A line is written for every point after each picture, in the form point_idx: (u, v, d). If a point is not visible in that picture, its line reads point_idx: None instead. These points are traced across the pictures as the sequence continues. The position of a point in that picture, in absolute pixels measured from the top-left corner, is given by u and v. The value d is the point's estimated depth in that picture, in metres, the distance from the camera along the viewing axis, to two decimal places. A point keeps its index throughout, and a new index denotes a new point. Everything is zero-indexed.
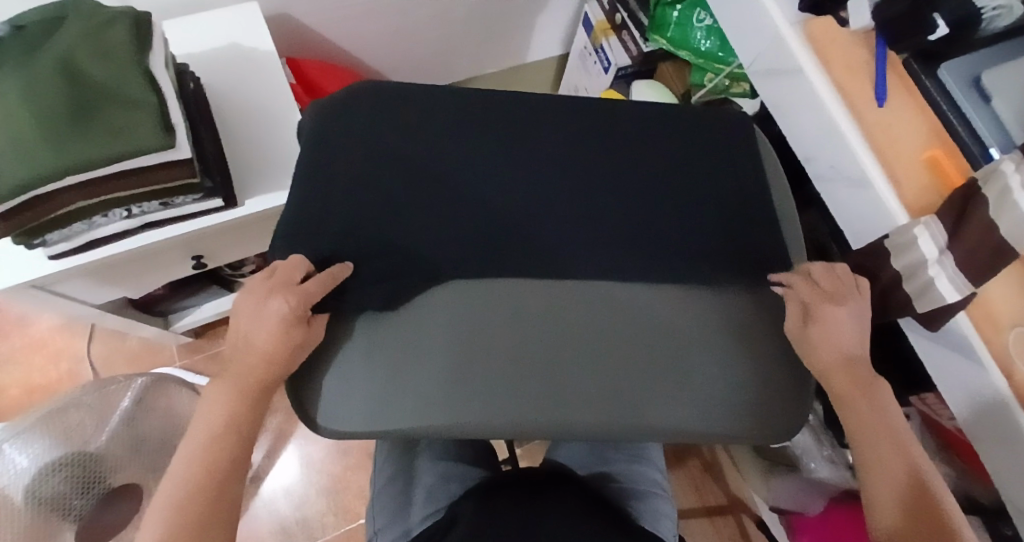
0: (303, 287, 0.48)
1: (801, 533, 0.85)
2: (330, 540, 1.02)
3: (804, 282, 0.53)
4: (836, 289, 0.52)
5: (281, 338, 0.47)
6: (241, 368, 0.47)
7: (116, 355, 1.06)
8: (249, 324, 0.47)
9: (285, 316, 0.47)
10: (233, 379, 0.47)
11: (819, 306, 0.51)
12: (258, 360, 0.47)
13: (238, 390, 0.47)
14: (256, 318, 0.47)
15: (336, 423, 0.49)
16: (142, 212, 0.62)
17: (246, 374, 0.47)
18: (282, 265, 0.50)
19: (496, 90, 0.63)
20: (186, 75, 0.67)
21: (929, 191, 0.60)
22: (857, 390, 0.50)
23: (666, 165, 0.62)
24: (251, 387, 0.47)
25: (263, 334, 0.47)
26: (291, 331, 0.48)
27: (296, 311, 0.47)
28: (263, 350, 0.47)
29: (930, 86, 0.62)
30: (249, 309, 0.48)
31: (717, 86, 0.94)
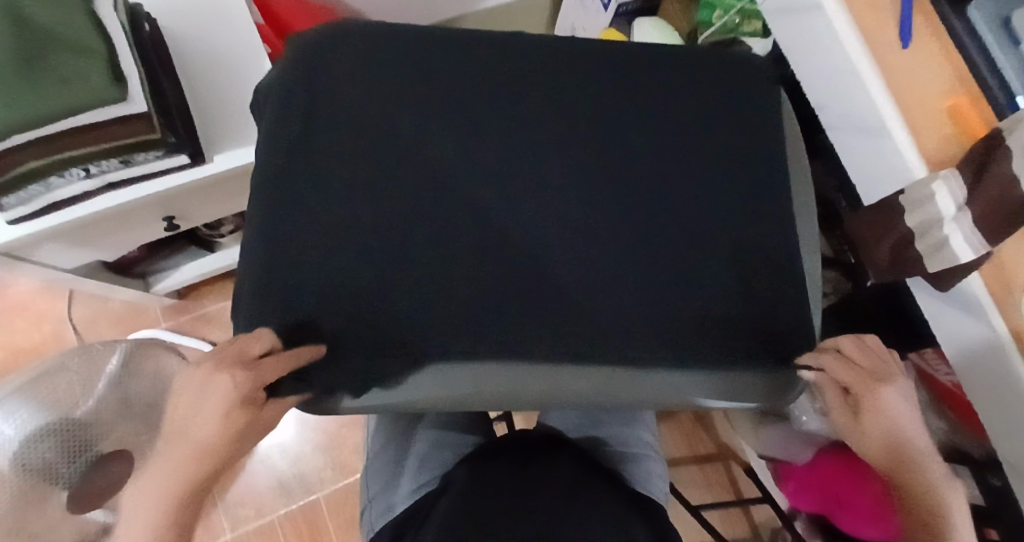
0: (258, 366, 0.43)
1: (788, 478, 0.86)
2: (328, 494, 1.03)
3: (836, 361, 0.48)
4: (877, 367, 0.47)
5: (231, 432, 0.42)
6: (175, 471, 0.41)
7: (100, 316, 1.03)
8: (194, 412, 0.42)
9: (236, 407, 0.42)
10: (162, 484, 0.41)
11: (864, 391, 0.46)
12: (199, 459, 0.42)
13: (174, 482, 0.41)
14: (208, 410, 0.41)
15: (355, 397, 0.48)
16: (102, 170, 0.57)
17: (182, 476, 0.41)
18: (242, 338, 0.45)
19: (487, 42, 0.58)
20: (141, 18, 0.61)
21: (949, 141, 0.56)
22: (906, 468, 0.45)
23: (666, 122, 0.58)
24: (185, 494, 0.42)
25: (211, 428, 0.41)
26: (236, 417, 0.42)
27: (248, 398, 0.42)
28: (207, 449, 0.42)
29: (958, 27, 0.56)
30: (198, 396, 0.42)
31: (726, 25, 0.88)
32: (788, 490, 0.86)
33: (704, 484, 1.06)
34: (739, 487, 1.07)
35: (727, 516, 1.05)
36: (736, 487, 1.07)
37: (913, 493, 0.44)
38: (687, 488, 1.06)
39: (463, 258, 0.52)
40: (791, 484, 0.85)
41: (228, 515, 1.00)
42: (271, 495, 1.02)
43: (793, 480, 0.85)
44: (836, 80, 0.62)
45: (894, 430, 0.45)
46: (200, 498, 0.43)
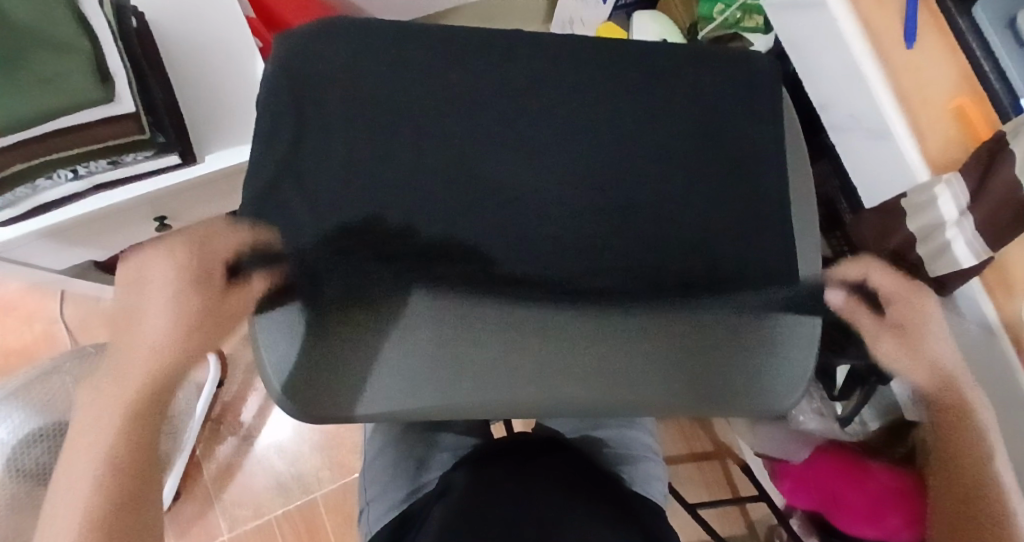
0: (200, 246, 0.47)
1: (783, 476, 0.87)
2: (327, 493, 1.03)
3: (878, 281, 0.52)
4: (911, 290, 0.52)
5: (192, 315, 0.47)
6: (140, 366, 0.45)
7: (92, 315, 1.02)
8: (148, 305, 0.46)
9: (193, 286, 0.47)
10: (126, 382, 0.45)
11: (904, 310, 0.52)
12: (162, 344, 0.46)
13: (147, 367, 0.46)
14: (162, 297, 0.46)
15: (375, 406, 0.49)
16: (90, 171, 0.56)
17: (144, 371, 0.45)
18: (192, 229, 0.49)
19: (483, 42, 0.57)
20: (127, 11, 0.59)
21: (954, 143, 0.55)
22: (945, 391, 0.51)
23: (665, 125, 0.57)
24: (153, 386, 0.46)
25: (168, 310, 0.46)
26: (187, 292, 0.47)
27: (204, 276, 0.47)
28: (171, 332, 0.46)
29: (965, 30, 0.55)
30: (148, 287, 0.46)
31: (727, 20, 0.87)
32: (784, 487, 0.87)
33: (701, 482, 1.07)
34: (736, 485, 1.07)
35: (725, 514, 1.06)
36: (732, 485, 1.07)
37: (951, 414, 0.50)
38: (684, 486, 1.06)
39: (459, 267, 0.51)
40: (786, 481, 0.86)
41: (226, 514, 1.00)
42: (269, 495, 1.02)
43: (788, 479, 0.86)
44: (841, 78, 0.61)
45: (937, 359, 0.51)
46: (173, 391, 0.47)
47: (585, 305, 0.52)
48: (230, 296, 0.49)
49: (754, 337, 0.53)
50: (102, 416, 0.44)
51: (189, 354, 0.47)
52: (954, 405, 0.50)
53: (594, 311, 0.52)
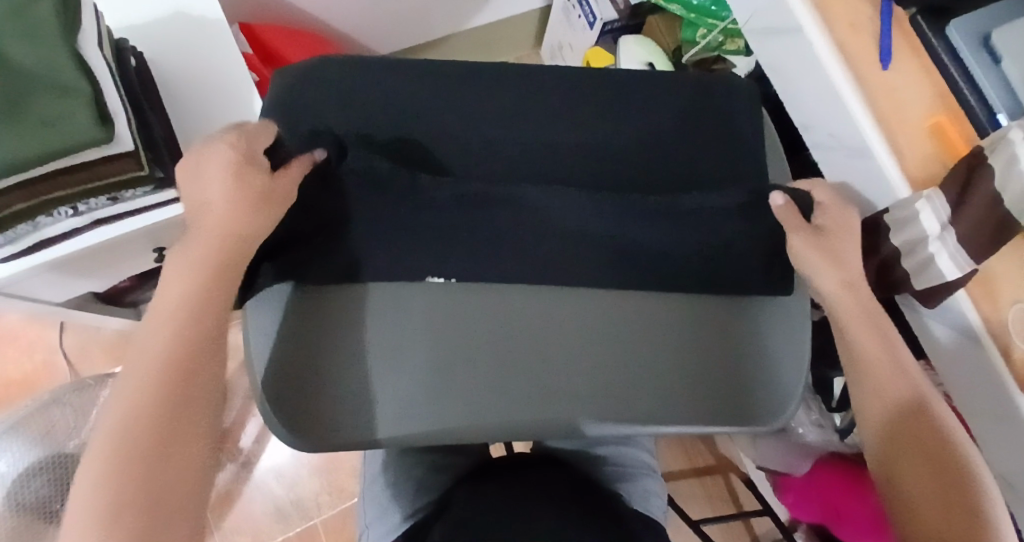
0: (246, 136, 0.48)
1: (788, 490, 0.89)
2: (326, 518, 1.03)
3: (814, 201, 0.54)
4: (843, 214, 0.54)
5: (245, 194, 0.46)
6: (203, 238, 0.45)
7: (91, 345, 1.03)
8: (205, 188, 0.46)
9: (242, 168, 0.46)
10: (194, 251, 0.45)
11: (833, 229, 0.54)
12: (222, 218, 0.46)
13: (203, 270, 0.45)
14: (214, 175, 0.46)
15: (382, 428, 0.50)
16: (89, 208, 0.57)
17: (211, 242, 0.45)
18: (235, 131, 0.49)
19: (472, 72, 0.58)
20: (126, 50, 0.61)
21: (932, 159, 0.57)
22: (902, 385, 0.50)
23: (653, 147, 0.58)
24: (217, 255, 0.45)
25: (221, 188, 0.46)
26: (239, 174, 0.46)
27: (250, 157, 0.47)
28: (229, 206, 0.46)
29: (939, 50, 0.57)
30: (204, 169, 0.46)
31: (710, 43, 0.90)
32: (788, 501, 0.89)
33: (704, 497, 1.07)
34: (740, 499, 1.07)
35: (729, 529, 1.06)
36: (736, 499, 1.07)
37: (910, 406, 0.49)
38: (688, 502, 1.06)
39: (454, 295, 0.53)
40: (791, 496, 0.88)
41: None
42: (268, 522, 1.01)
43: (792, 493, 0.87)
44: (820, 100, 0.62)
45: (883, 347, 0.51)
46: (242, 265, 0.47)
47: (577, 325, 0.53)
48: (280, 175, 0.48)
49: (747, 342, 0.55)
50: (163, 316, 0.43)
51: (248, 223, 0.46)
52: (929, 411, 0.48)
53: (587, 330, 0.53)
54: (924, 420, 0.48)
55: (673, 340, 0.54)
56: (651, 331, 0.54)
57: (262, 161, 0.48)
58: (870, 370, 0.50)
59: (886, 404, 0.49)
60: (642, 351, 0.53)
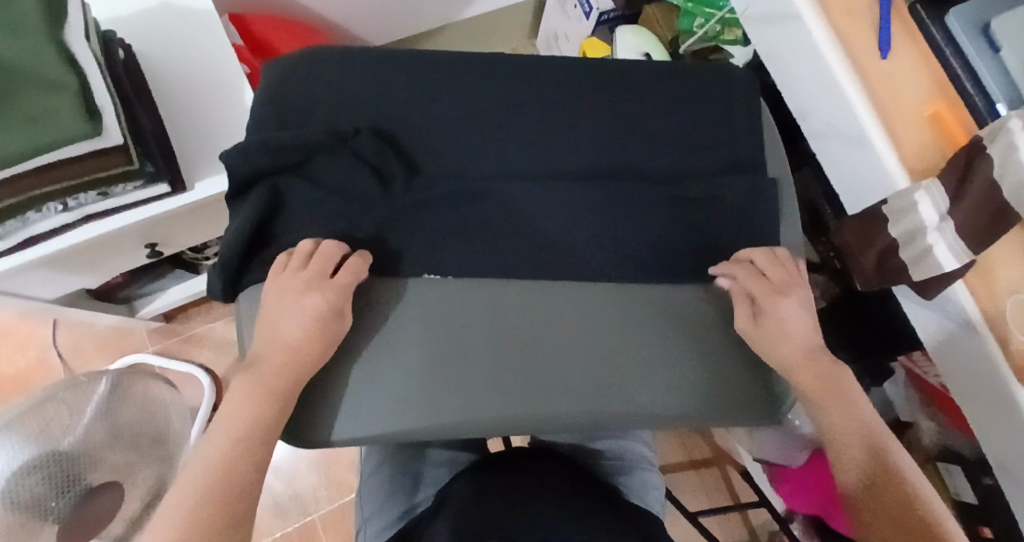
0: (337, 281, 0.49)
1: (784, 479, 0.90)
2: (324, 513, 1.03)
3: (746, 271, 0.53)
4: (780, 277, 0.53)
5: (319, 341, 0.47)
6: (272, 365, 0.47)
7: (85, 341, 1.02)
8: (286, 317, 0.48)
9: (323, 314, 0.48)
10: (260, 377, 0.46)
11: (768, 304, 0.52)
12: (292, 356, 0.47)
13: (260, 398, 0.46)
14: (296, 315, 0.47)
15: (365, 426, 0.48)
16: (79, 203, 0.56)
17: (279, 369, 0.46)
18: (318, 251, 0.50)
19: (467, 63, 0.58)
20: (114, 42, 0.60)
21: (929, 149, 0.57)
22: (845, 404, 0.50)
23: (650, 139, 0.58)
24: (279, 386, 0.46)
25: (300, 330, 0.47)
26: (323, 325, 0.48)
27: (336, 306, 0.48)
28: (299, 345, 0.47)
29: (938, 37, 0.56)
30: (291, 305, 0.48)
31: (707, 33, 0.89)
32: (784, 490, 0.90)
33: (702, 489, 1.07)
34: (736, 490, 1.07)
35: (726, 520, 1.06)
36: (733, 490, 1.07)
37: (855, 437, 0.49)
38: (685, 493, 1.07)
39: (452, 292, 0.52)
40: (786, 485, 0.90)
41: None
42: (267, 517, 1.01)
43: (788, 482, 0.89)
44: (816, 89, 0.62)
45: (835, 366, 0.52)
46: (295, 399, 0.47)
47: (574, 317, 0.53)
48: (344, 320, 0.49)
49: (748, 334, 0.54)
50: (218, 438, 0.45)
51: (312, 364, 0.47)
52: (882, 444, 0.49)
53: (582, 326, 0.53)
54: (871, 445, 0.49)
55: (670, 333, 0.53)
56: (648, 325, 0.53)
57: (342, 307, 0.49)
58: (821, 408, 0.50)
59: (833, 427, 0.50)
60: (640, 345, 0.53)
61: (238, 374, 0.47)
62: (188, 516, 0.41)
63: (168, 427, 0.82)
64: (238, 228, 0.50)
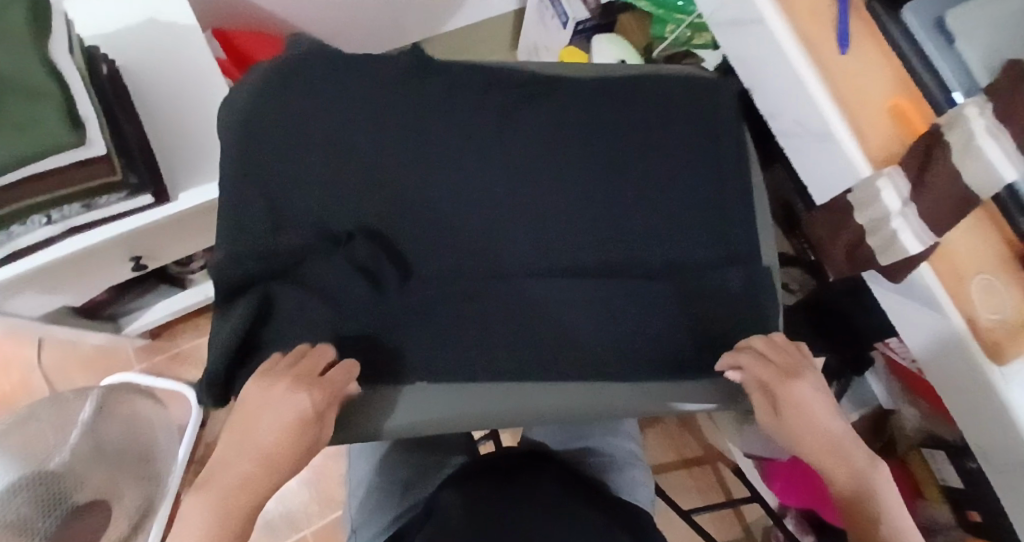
0: (327, 385, 0.45)
1: (773, 476, 0.91)
2: (316, 528, 1.02)
3: (753, 359, 0.50)
4: (788, 362, 0.50)
5: (295, 451, 0.44)
6: (234, 482, 0.42)
7: (70, 361, 1.02)
8: (263, 421, 0.44)
9: (305, 422, 0.44)
10: (220, 495, 0.41)
11: (785, 395, 0.48)
12: (263, 466, 0.43)
13: (223, 513, 0.41)
14: (274, 418, 0.43)
15: (389, 418, 0.50)
16: (63, 216, 0.57)
17: (243, 484, 0.42)
18: (309, 352, 0.47)
19: (445, 65, 0.59)
20: (98, 59, 0.61)
21: (893, 140, 0.59)
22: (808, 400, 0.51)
23: (625, 137, 0.60)
24: (240, 504, 0.42)
25: (276, 440, 0.43)
26: (303, 434, 0.44)
27: (319, 410, 0.45)
28: (271, 457, 0.43)
29: (893, 30, 0.59)
30: (270, 406, 0.44)
31: (678, 39, 0.92)
32: (774, 487, 0.91)
33: (694, 487, 1.08)
34: (729, 488, 1.08)
35: (719, 519, 1.06)
36: (725, 488, 1.08)
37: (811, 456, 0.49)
38: (677, 493, 1.07)
39: (438, 291, 0.52)
40: (776, 482, 0.91)
41: None
42: (257, 533, 1.00)
43: (778, 479, 0.90)
44: (784, 87, 0.64)
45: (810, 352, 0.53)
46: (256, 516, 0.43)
47: (558, 312, 0.53)
48: (324, 428, 0.45)
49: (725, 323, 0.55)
50: None
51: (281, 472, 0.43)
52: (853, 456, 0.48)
53: (564, 317, 0.53)
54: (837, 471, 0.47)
55: (650, 322, 0.55)
56: (629, 316, 0.54)
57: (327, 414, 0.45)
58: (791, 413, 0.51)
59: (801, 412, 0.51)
60: (619, 335, 0.54)
61: (191, 489, 0.42)
62: None
63: (155, 443, 0.82)
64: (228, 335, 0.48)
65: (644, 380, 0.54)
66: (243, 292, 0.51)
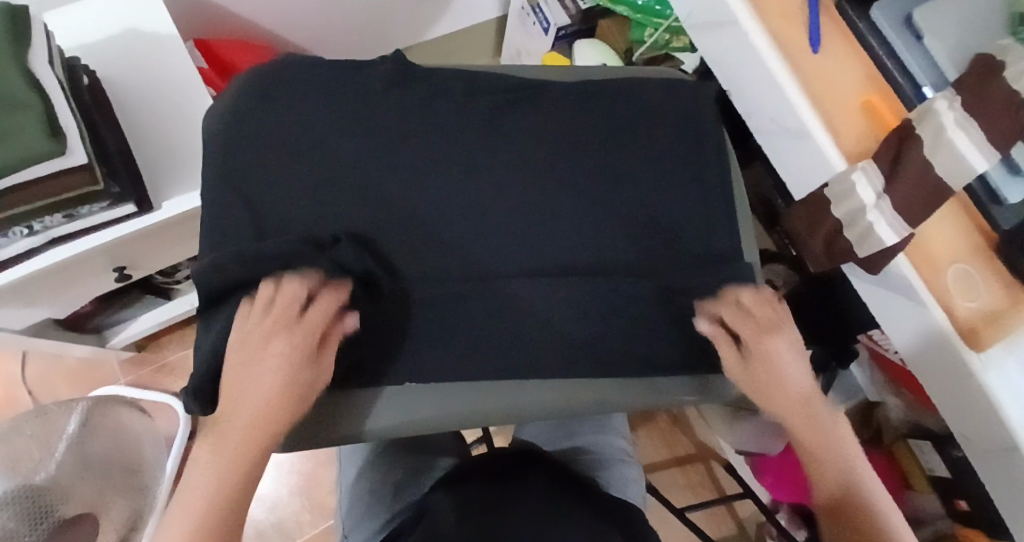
0: (309, 322, 0.46)
1: (765, 471, 0.92)
2: (308, 537, 1.01)
3: (732, 308, 0.53)
4: (768, 316, 0.53)
5: (295, 389, 0.45)
6: (237, 432, 0.44)
7: (54, 376, 1.01)
8: (249, 376, 0.45)
9: (300, 362, 0.46)
10: (228, 446, 0.44)
11: (757, 346, 0.51)
12: (266, 409, 0.45)
13: (238, 458, 0.44)
14: (268, 364, 0.45)
15: (371, 424, 0.50)
16: (44, 226, 0.57)
17: (250, 429, 0.44)
18: (280, 294, 0.47)
19: (425, 69, 0.60)
20: (78, 69, 0.61)
21: (866, 135, 0.60)
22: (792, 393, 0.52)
23: (605, 137, 0.61)
24: (248, 451, 0.44)
25: (276, 383, 0.45)
26: (300, 373, 0.46)
27: (308, 350, 0.46)
28: (272, 399, 0.45)
29: (863, 28, 0.61)
30: (260, 357, 0.45)
31: (658, 42, 0.94)
32: (766, 482, 0.92)
33: (687, 485, 1.08)
34: (721, 485, 1.08)
35: (713, 516, 1.07)
36: (718, 485, 1.08)
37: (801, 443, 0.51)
38: (671, 491, 1.07)
39: (424, 294, 0.53)
40: (768, 477, 0.92)
41: None
42: None
43: (769, 474, 0.91)
44: (760, 86, 0.65)
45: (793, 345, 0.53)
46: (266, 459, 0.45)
47: (543, 310, 0.54)
48: (319, 367, 0.47)
49: None
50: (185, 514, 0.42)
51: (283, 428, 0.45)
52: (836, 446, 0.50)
53: (553, 313, 0.54)
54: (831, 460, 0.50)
55: (635, 317, 0.55)
56: (617, 314, 0.55)
57: (316, 348, 0.47)
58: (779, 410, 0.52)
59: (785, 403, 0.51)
60: (604, 330, 0.54)
61: (199, 441, 0.45)
62: None
63: (142, 456, 0.81)
64: (218, 335, 0.47)
65: (630, 374, 0.54)
66: (226, 297, 0.49)
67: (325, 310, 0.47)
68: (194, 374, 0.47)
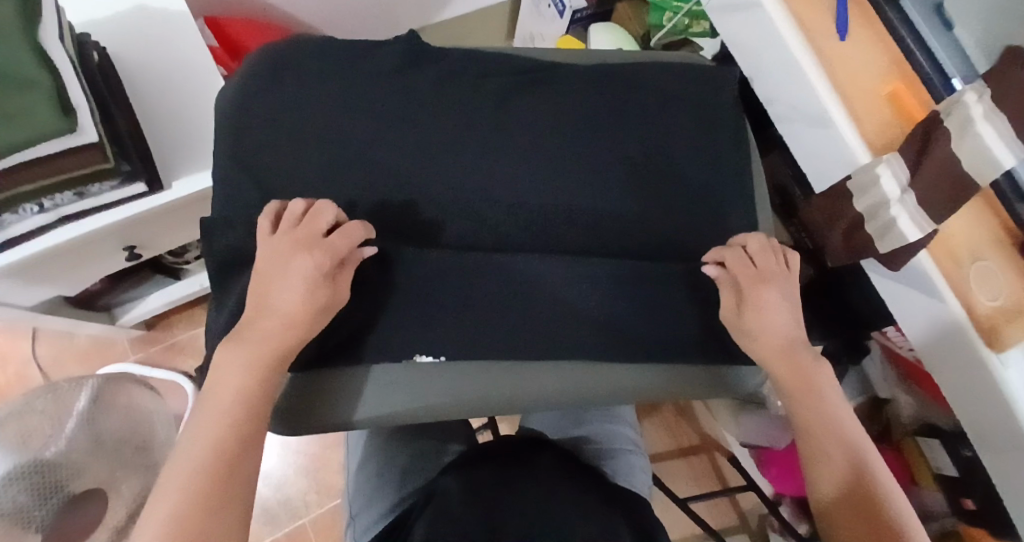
0: (329, 243, 0.47)
1: (770, 463, 0.91)
2: (315, 517, 1.02)
3: (735, 255, 0.53)
4: (767, 266, 0.53)
5: (314, 306, 0.46)
6: (267, 331, 0.45)
7: (65, 355, 1.01)
8: (278, 283, 0.47)
9: (320, 281, 0.47)
10: (255, 341, 0.45)
11: (753, 289, 0.52)
12: (288, 321, 0.46)
13: (260, 359, 0.45)
14: (287, 279, 0.46)
15: (371, 408, 0.49)
16: (55, 204, 0.57)
17: (273, 337, 0.45)
18: (308, 214, 0.48)
19: (439, 52, 0.59)
20: (88, 45, 0.60)
21: (891, 126, 0.58)
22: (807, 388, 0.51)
23: (622, 123, 0.59)
24: (273, 351, 0.45)
25: (296, 296, 0.46)
26: (316, 290, 0.47)
27: (324, 270, 0.47)
28: (292, 315, 0.46)
29: (892, 17, 0.59)
30: (282, 272, 0.47)
31: (676, 27, 0.92)
32: (771, 474, 0.92)
33: (691, 476, 1.08)
34: (725, 477, 1.08)
35: (716, 507, 1.07)
36: (722, 476, 1.08)
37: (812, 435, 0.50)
38: (674, 481, 1.07)
39: (438, 279, 0.51)
40: (773, 469, 0.91)
41: None
42: (257, 524, 1.00)
43: (774, 465, 0.90)
44: (782, 75, 0.63)
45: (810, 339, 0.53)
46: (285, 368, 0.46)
47: (560, 297, 0.52)
48: (337, 286, 0.48)
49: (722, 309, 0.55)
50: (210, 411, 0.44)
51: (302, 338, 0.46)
52: (851, 440, 0.49)
53: (571, 297, 0.52)
54: (839, 444, 0.49)
55: (654, 306, 0.54)
56: (636, 307, 0.53)
57: (335, 269, 0.47)
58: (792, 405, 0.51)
59: (798, 397, 0.51)
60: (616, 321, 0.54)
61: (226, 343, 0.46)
62: (189, 503, 0.40)
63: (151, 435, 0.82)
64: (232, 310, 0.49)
65: (642, 366, 0.54)
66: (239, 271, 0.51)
67: (350, 235, 0.48)
68: (209, 345, 0.50)
